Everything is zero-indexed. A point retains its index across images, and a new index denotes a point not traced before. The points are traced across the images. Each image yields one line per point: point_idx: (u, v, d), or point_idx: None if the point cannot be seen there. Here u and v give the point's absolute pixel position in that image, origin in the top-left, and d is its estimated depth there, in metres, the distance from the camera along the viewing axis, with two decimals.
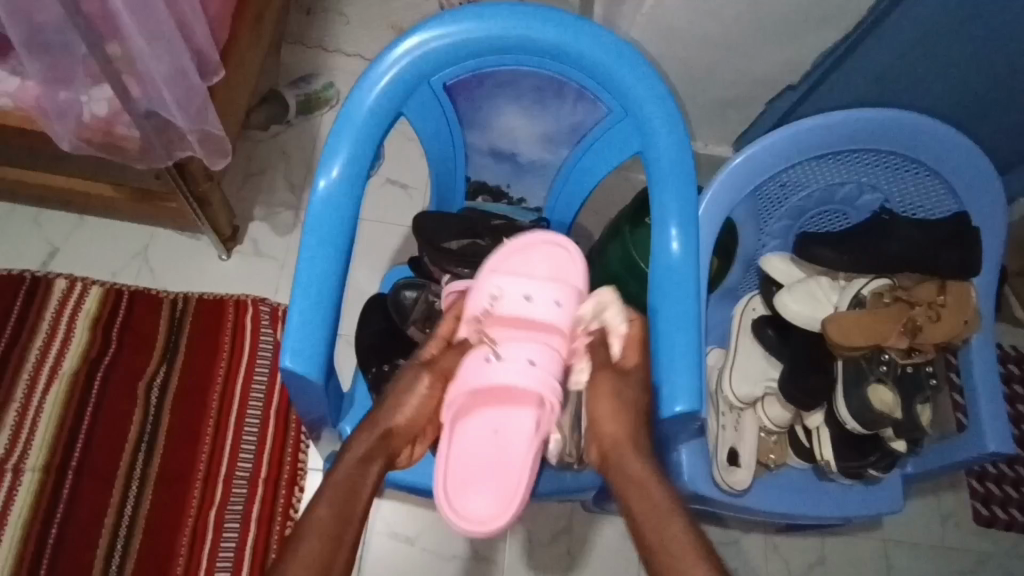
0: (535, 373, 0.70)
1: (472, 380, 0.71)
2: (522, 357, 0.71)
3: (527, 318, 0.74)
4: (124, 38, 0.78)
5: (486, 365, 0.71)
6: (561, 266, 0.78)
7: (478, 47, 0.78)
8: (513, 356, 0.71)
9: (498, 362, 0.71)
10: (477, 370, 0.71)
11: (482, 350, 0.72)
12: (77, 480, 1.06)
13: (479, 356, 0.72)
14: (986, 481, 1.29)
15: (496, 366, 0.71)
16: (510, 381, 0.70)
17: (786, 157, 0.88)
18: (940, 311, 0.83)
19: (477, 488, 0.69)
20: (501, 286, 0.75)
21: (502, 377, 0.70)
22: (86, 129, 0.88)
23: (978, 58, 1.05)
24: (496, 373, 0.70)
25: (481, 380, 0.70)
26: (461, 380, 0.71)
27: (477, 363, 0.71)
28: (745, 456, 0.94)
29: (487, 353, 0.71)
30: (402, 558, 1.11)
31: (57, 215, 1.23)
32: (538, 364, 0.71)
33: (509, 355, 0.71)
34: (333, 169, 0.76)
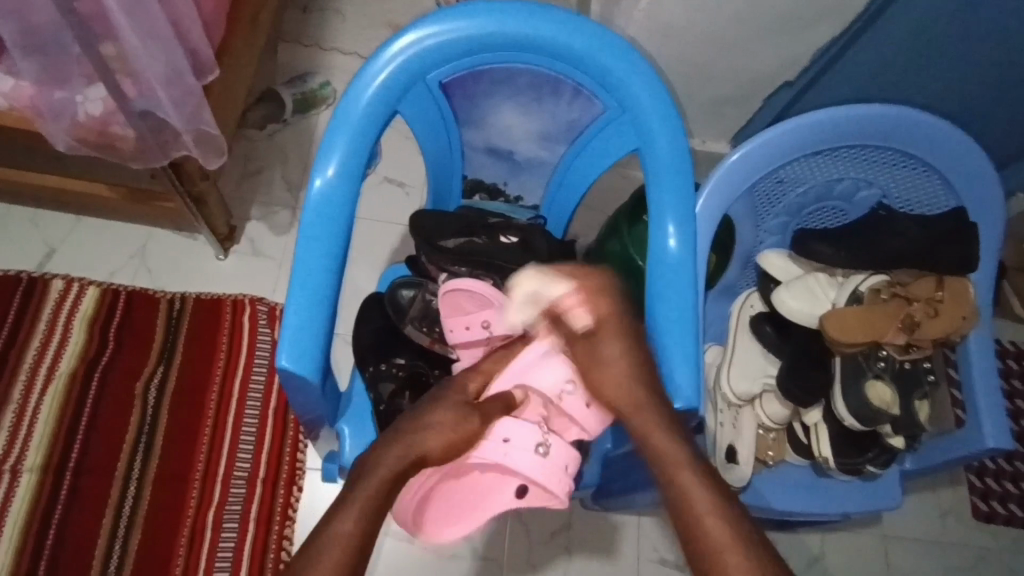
0: (544, 468, 0.67)
1: (508, 451, 0.67)
2: (559, 462, 0.68)
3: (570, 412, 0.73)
4: (118, 38, 0.78)
5: (529, 455, 0.67)
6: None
7: (475, 45, 0.78)
8: (555, 457, 0.68)
9: (541, 461, 0.67)
10: (518, 449, 0.67)
11: (530, 430, 0.67)
12: (75, 480, 1.06)
13: (522, 435, 0.67)
14: (985, 476, 1.29)
15: (512, 450, 0.67)
16: (534, 477, 0.67)
17: (784, 154, 0.88)
18: (938, 307, 0.83)
19: (446, 514, 0.74)
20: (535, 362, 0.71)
21: (531, 475, 0.67)
22: (82, 129, 0.88)
23: (976, 53, 1.05)
24: (509, 456, 0.67)
25: (516, 463, 0.67)
26: (496, 444, 0.67)
27: (522, 448, 0.67)
28: (743, 452, 0.94)
29: (536, 440, 0.67)
30: (407, 557, 1.11)
31: (54, 215, 1.22)
32: (568, 470, 0.69)
33: (548, 454, 0.67)
34: (330, 168, 0.76)
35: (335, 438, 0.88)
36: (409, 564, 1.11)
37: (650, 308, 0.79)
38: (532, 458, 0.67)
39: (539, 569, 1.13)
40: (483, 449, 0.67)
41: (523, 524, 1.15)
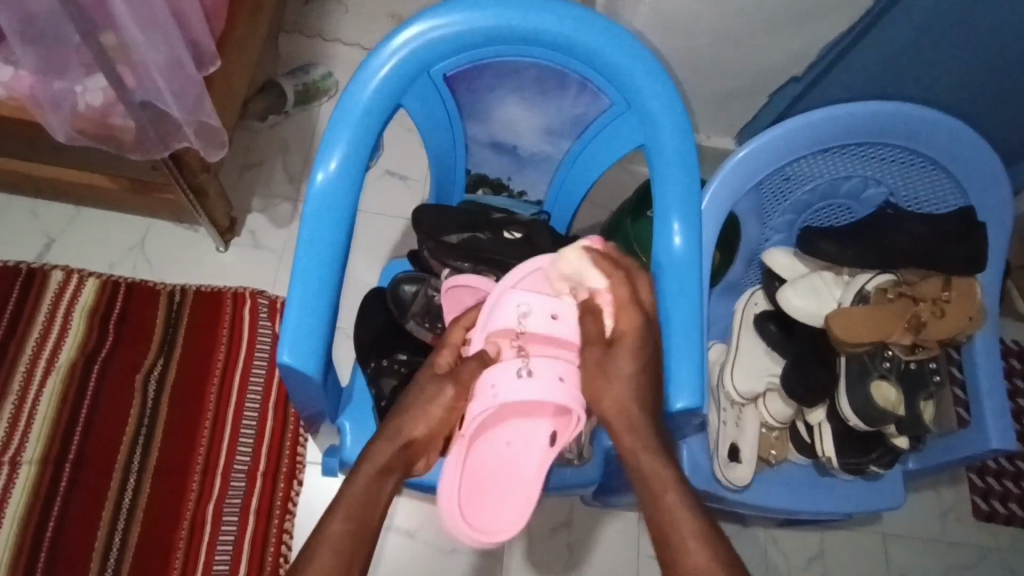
0: (557, 389, 0.67)
1: (499, 391, 0.67)
2: (553, 374, 0.68)
3: (546, 332, 0.70)
4: (118, 28, 0.77)
5: (519, 380, 0.67)
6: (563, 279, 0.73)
7: (479, 37, 0.77)
8: (542, 375, 0.68)
9: (531, 380, 0.67)
10: (505, 383, 0.67)
11: (506, 367, 0.68)
12: (75, 472, 1.06)
13: (502, 372, 0.68)
14: (986, 476, 1.29)
15: (516, 383, 0.67)
16: (539, 396, 0.67)
17: (791, 151, 0.87)
18: (945, 307, 0.82)
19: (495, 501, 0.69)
20: (526, 299, 0.71)
21: (529, 396, 0.67)
22: (81, 120, 0.87)
23: (986, 50, 1.04)
24: (513, 391, 0.67)
25: (516, 393, 0.67)
26: (487, 391, 0.68)
27: (506, 379, 0.67)
28: (746, 452, 0.93)
29: (516, 367, 0.68)
30: (408, 555, 1.11)
31: (53, 206, 1.21)
32: (567, 381, 0.68)
33: (531, 373, 0.67)
34: (332, 161, 0.75)
35: (336, 433, 0.87)
36: (409, 559, 1.11)
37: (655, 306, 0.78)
38: (526, 384, 0.67)
39: (538, 565, 1.13)
40: (477, 402, 0.68)
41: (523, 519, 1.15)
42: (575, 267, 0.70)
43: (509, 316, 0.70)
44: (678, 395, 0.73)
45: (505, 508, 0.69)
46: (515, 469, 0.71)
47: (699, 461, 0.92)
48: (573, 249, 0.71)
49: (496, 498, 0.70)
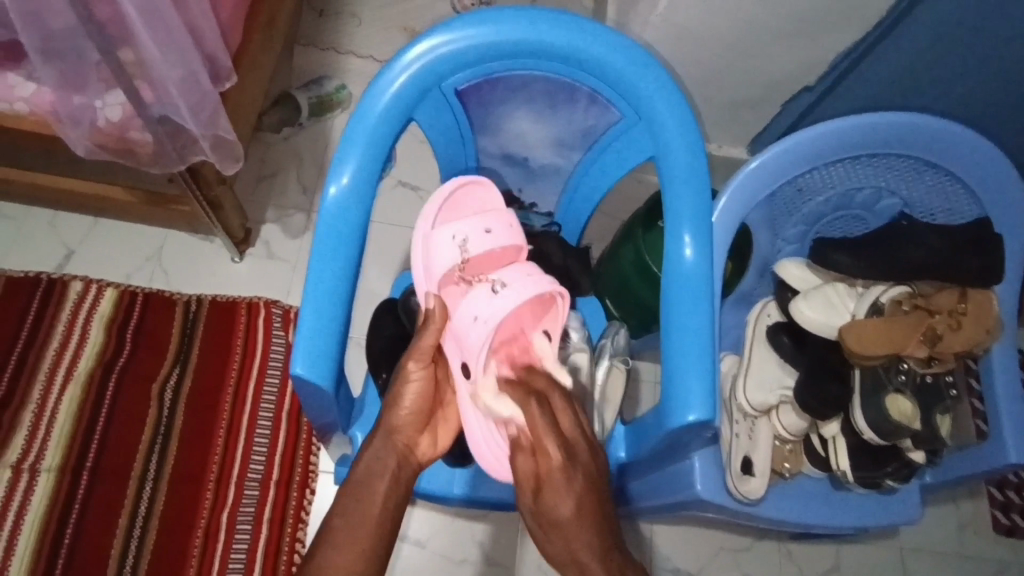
0: (531, 283, 0.73)
1: (483, 319, 0.72)
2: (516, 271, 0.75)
3: (489, 249, 0.77)
4: (137, 45, 0.78)
5: (494, 298, 0.72)
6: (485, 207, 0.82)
7: (490, 51, 0.78)
8: (511, 289, 0.73)
9: (499, 293, 0.72)
10: (485, 312, 0.72)
11: (474, 300, 0.73)
12: (92, 481, 1.07)
13: (474, 304, 0.73)
14: (1007, 489, 1.27)
15: (497, 296, 0.73)
16: (515, 302, 0.72)
17: (803, 163, 0.87)
18: (961, 319, 0.82)
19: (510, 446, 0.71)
20: (456, 229, 0.77)
21: (507, 301, 0.72)
22: (100, 134, 0.88)
23: (1001, 59, 1.03)
24: (504, 300, 0.72)
25: (498, 311, 0.72)
26: (459, 335, 0.73)
27: (485, 309, 0.72)
28: (759, 464, 0.92)
29: (487, 290, 0.73)
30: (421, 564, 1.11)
31: (72, 218, 1.24)
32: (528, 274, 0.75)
33: (502, 289, 0.73)
34: (344, 175, 0.76)
35: (347, 443, 0.89)
36: (420, 569, 1.11)
37: (666, 318, 0.78)
38: (502, 294, 0.72)
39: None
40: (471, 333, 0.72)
41: None
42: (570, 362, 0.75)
43: (450, 246, 0.76)
44: (689, 408, 0.72)
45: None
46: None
47: (710, 479, 0.88)
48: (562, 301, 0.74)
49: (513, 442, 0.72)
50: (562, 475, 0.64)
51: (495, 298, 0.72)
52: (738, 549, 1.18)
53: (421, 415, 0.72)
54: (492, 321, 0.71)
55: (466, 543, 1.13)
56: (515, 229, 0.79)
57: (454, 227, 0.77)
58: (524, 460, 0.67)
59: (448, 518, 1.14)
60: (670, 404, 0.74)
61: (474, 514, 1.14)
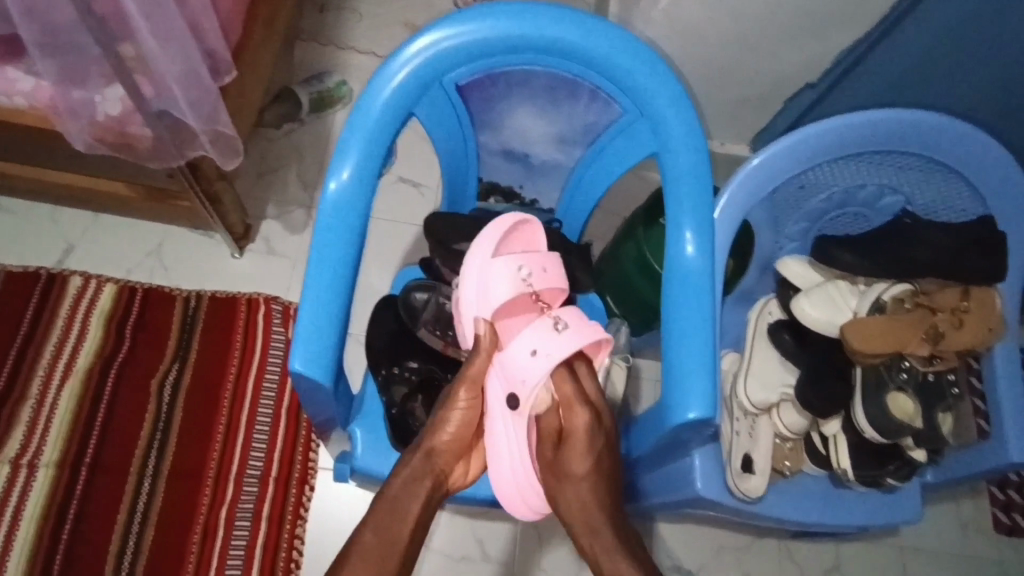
0: (590, 328, 0.72)
1: (543, 355, 0.69)
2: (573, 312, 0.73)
3: (544, 286, 0.76)
4: (137, 39, 0.78)
5: (558, 336, 0.70)
6: (530, 242, 0.79)
7: (492, 46, 0.77)
8: (576, 329, 0.71)
9: (564, 334, 0.70)
10: (546, 349, 0.69)
11: (536, 335, 0.70)
12: (91, 476, 1.07)
13: (535, 338, 0.70)
14: (1008, 488, 1.26)
15: (559, 336, 0.70)
16: (576, 343, 0.70)
17: (805, 159, 0.86)
18: (964, 317, 0.81)
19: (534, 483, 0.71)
20: (520, 262, 0.75)
21: (570, 343, 0.70)
22: (99, 129, 0.88)
23: (1005, 56, 1.03)
24: (567, 340, 0.70)
25: (561, 351, 0.69)
26: (510, 366, 0.70)
27: (548, 347, 0.69)
28: (759, 462, 0.91)
29: (549, 326, 0.71)
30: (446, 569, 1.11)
31: (72, 213, 1.23)
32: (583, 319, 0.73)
33: (566, 328, 0.70)
34: (344, 170, 0.75)
35: (347, 440, 0.89)
36: (420, 566, 1.10)
37: (666, 316, 0.77)
38: (562, 335, 0.70)
39: (550, 573, 1.13)
40: (529, 370, 0.69)
41: (534, 528, 1.15)
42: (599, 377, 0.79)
43: (516, 275, 0.74)
44: (689, 406, 0.72)
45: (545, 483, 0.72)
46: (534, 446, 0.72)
47: (710, 477, 0.87)
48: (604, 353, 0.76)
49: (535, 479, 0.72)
50: (586, 435, 0.70)
51: (557, 335, 0.70)
52: (739, 547, 1.18)
53: (462, 441, 0.70)
54: (554, 359, 0.69)
55: (467, 540, 1.13)
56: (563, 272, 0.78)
57: (518, 257, 0.75)
58: (547, 419, 0.72)
59: (448, 516, 1.13)
60: (670, 402, 0.73)
61: (475, 511, 1.14)
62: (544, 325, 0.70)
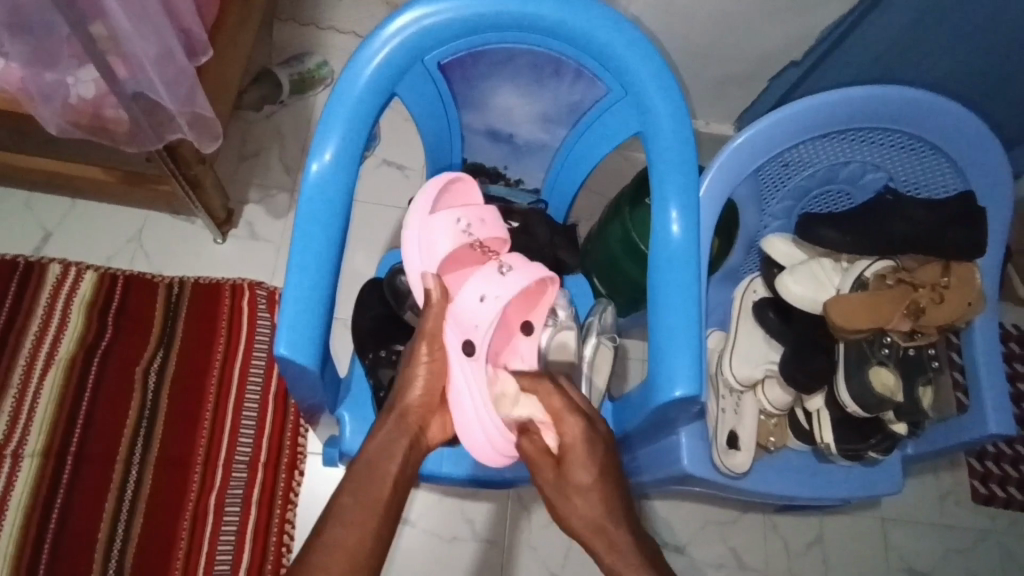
0: (535, 269, 0.75)
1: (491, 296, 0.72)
2: (515, 260, 0.77)
3: (483, 235, 0.79)
4: (109, 19, 0.76)
5: (502, 277, 0.74)
6: (465, 198, 0.82)
7: (473, 24, 0.76)
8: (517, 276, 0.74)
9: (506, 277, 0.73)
10: (492, 292, 0.73)
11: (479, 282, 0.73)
12: (77, 465, 1.06)
13: (483, 284, 0.73)
14: (986, 460, 1.30)
15: (505, 278, 0.74)
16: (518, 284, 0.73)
17: (789, 137, 0.86)
18: (944, 293, 0.82)
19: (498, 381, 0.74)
20: (460, 213, 0.77)
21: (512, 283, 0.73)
22: (73, 112, 0.86)
23: (986, 32, 1.03)
24: (512, 281, 0.73)
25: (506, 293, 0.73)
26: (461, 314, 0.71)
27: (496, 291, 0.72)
28: (745, 439, 0.93)
29: (493, 270, 0.74)
30: (428, 552, 1.11)
31: (49, 200, 1.21)
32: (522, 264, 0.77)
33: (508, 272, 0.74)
34: (326, 152, 0.74)
35: (336, 424, 0.89)
36: (397, 542, 1.11)
37: (653, 295, 0.78)
38: (506, 276, 0.74)
39: (539, 551, 1.14)
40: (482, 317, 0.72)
41: (524, 507, 1.16)
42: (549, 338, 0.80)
43: (458, 226, 0.77)
44: (676, 384, 0.72)
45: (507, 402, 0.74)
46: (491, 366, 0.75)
47: (697, 455, 0.88)
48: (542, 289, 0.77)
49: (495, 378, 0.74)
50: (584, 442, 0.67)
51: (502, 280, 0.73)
52: (724, 522, 1.20)
53: (433, 397, 0.70)
54: (501, 299, 0.72)
55: (457, 520, 1.14)
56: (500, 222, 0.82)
57: (458, 211, 0.77)
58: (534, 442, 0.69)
59: (438, 497, 1.14)
60: (658, 379, 0.74)
61: (465, 492, 1.15)
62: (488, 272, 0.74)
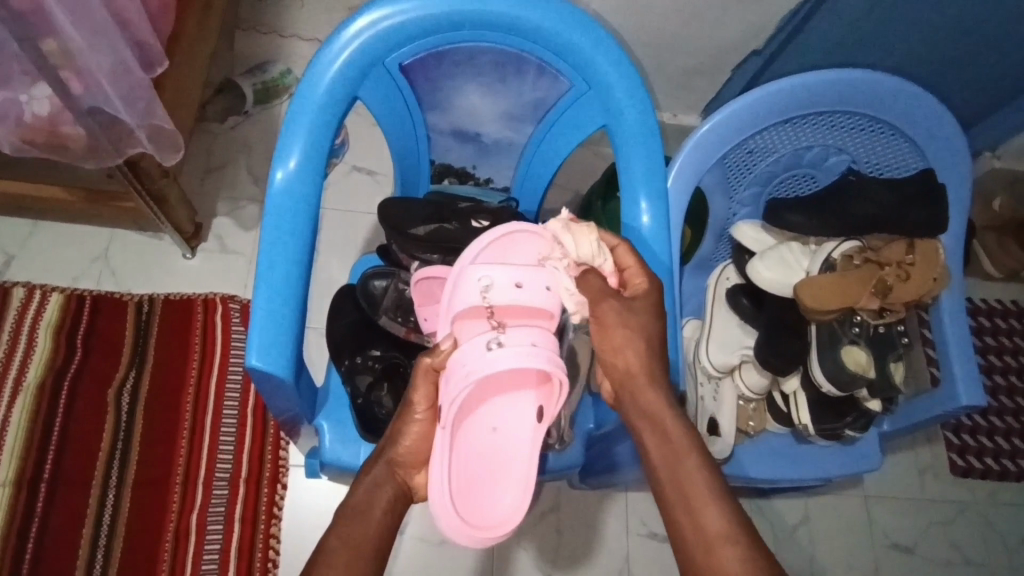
0: (546, 289, 0.65)
1: (470, 368, 0.59)
2: (539, 283, 0.65)
3: (516, 302, 0.64)
4: (60, 35, 0.74)
5: (489, 354, 0.59)
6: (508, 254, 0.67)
7: (433, 24, 0.76)
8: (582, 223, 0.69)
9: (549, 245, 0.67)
10: (531, 284, 0.65)
11: (495, 248, 0.67)
12: (51, 491, 1.04)
13: (495, 271, 0.64)
14: (961, 433, 1.32)
15: (519, 287, 0.64)
16: (540, 305, 0.65)
17: (752, 124, 0.87)
18: (910, 270, 0.84)
19: (507, 475, 0.65)
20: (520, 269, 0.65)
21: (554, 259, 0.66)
22: (28, 130, 0.84)
23: (938, 15, 1.06)
24: (527, 289, 0.64)
25: (508, 303, 0.64)
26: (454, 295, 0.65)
27: (536, 282, 0.65)
28: (725, 424, 0.95)
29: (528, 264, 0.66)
30: (428, 562, 1.10)
31: (8, 223, 1.18)
32: (525, 285, 0.64)
33: (557, 273, 0.65)
34: (291, 159, 0.74)
35: (315, 434, 0.86)
36: (397, 555, 1.10)
37: None
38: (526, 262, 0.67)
39: (530, 552, 1.14)
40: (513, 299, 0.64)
41: None
42: (591, 245, 0.65)
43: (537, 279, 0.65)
44: None
45: (509, 492, 0.64)
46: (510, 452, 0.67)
47: None
48: (588, 224, 0.68)
49: (505, 468, 0.66)
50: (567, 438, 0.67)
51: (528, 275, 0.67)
52: None
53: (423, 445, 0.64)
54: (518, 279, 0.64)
55: None
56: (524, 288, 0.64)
57: (517, 270, 0.64)
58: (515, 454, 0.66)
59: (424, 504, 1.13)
60: None
61: None
62: (543, 237, 0.68)
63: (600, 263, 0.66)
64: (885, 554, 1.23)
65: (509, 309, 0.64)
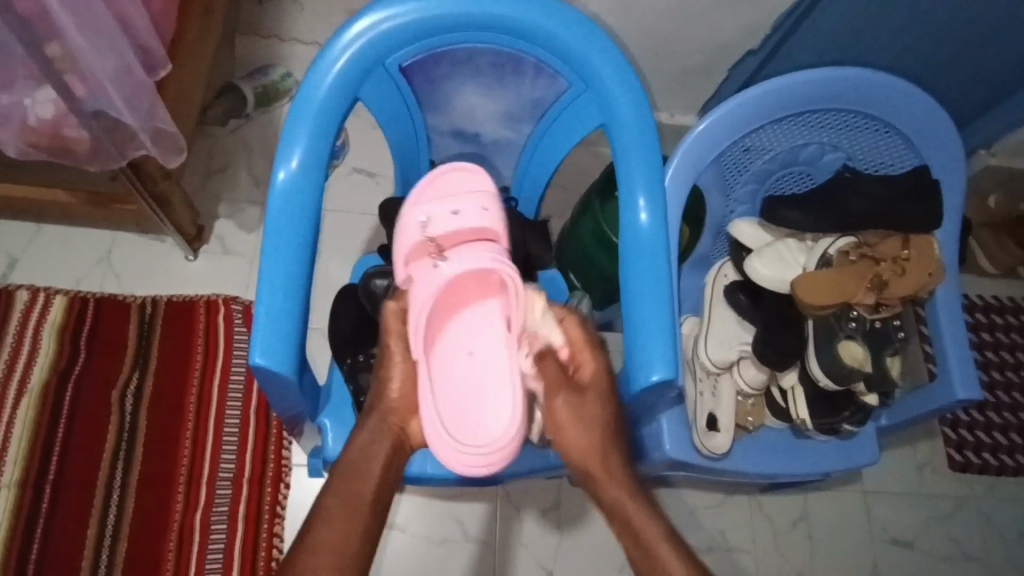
0: (485, 214, 0.76)
1: (429, 279, 0.71)
2: (476, 207, 0.76)
3: (455, 229, 0.75)
4: (64, 38, 0.75)
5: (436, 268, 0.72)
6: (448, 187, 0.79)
7: (432, 26, 0.77)
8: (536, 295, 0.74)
9: (480, 174, 0.79)
10: (466, 210, 0.76)
11: (432, 186, 0.78)
12: (56, 491, 1.04)
13: (431, 207, 0.77)
14: (959, 429, 1.33)
15: (455, 215, 0.76)
16: (479, 224, 0.76)
17: (747, 122, 0.88)
18: (905, 265, 0.85)
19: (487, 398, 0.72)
20: (459, 202, 0.77)
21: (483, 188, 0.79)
22: (32, 134, 0.85)
23: (931, 14, 1.07)
24: (461, 219, 0.75)
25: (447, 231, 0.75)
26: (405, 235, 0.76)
27: (471, 206, 0.76)
28: (723, 419, 0.95)
29: (477, 205, 0.77)
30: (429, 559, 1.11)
31: (12, 227, 1.18)
32: (461, 211, 0.76)
33: (487, 195, 0.78)
34: (293, 160, 0.75)
35: (319, 433, 0.88)
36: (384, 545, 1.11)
37: (626, 284, 0.78)
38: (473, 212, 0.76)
39: (532, 548, 1.15)
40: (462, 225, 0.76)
41: (513, 505, 1.16)
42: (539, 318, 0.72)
43: (474, 208, 0.76)
44: (653, 369, 0.73)
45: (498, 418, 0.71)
46: (488, 368, 0.75)
47: (680, 440, 0.92)
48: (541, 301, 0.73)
49: (487, 379, 0.74)
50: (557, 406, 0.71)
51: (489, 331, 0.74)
52: (712, 507, 1.22)
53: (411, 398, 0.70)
54: (457, 212, 0.76)
55: (445, 523, 1.13)
56: (488, 213, 0.77)
57: (455, 200, 0.76)
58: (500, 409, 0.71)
59: (425, 502, 1.14)
60: (634, 366, 0.75)
61: (451, 494, 1.15)
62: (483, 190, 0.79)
63: (550, 337, 0.72)
64: (884, 549, 1.24)
65: (453, 235, 0.75)
